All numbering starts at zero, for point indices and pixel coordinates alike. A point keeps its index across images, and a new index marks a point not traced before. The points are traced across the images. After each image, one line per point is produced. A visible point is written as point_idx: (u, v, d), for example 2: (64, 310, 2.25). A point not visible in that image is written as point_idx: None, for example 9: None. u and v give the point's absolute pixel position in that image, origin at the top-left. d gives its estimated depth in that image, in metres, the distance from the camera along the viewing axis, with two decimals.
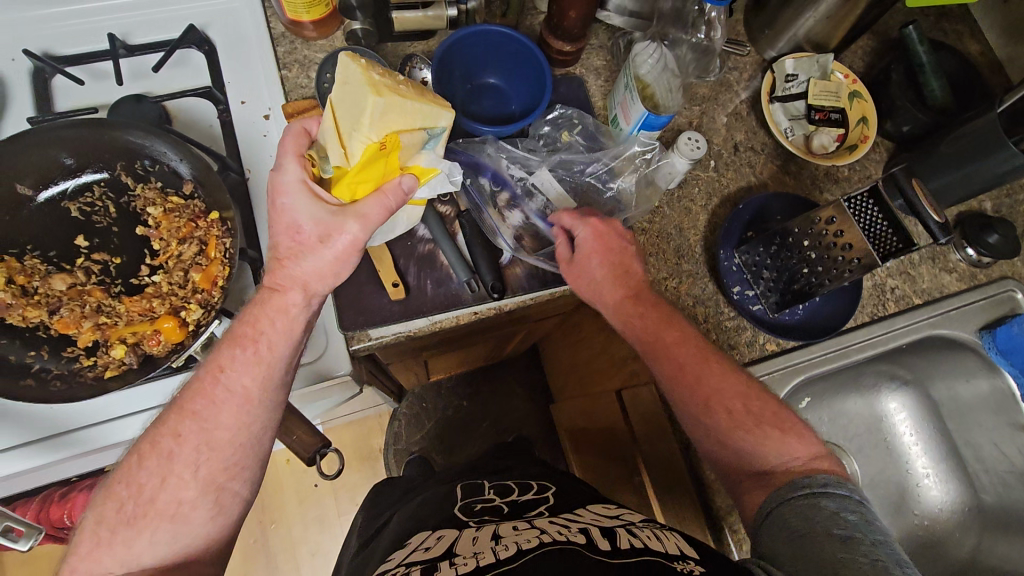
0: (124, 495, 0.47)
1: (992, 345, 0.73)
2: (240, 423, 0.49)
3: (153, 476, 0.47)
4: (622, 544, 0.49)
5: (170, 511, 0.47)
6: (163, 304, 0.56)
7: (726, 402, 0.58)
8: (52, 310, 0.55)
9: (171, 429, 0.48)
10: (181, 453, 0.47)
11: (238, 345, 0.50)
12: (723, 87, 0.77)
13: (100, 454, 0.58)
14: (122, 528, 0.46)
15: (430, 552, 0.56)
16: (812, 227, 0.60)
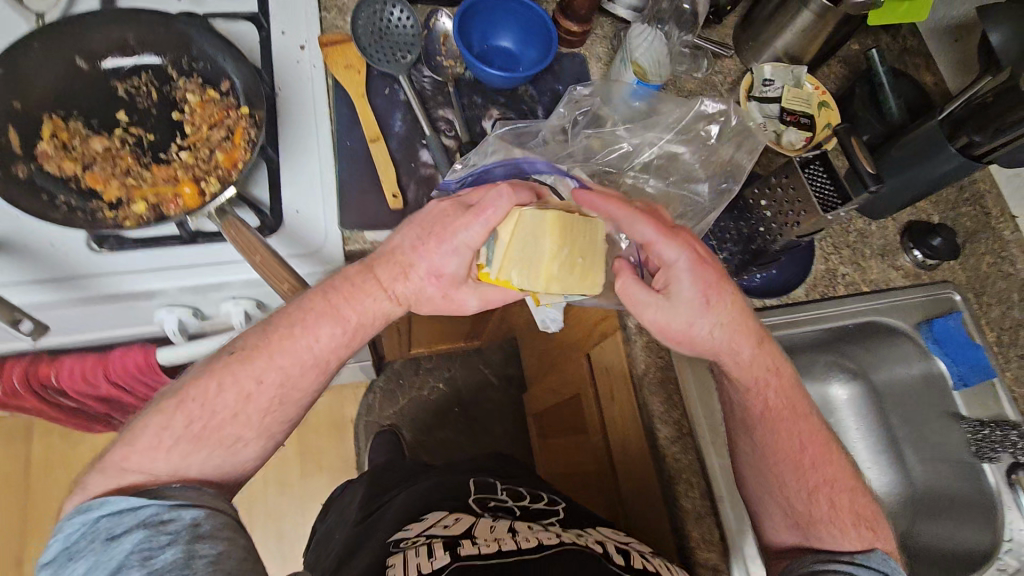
0: (191, 415, 0.53)
1: (929, 334, 0.79)
2: (319, 366, 0.56)
3: (224, 397, 0.54)
4: (633, 562, 0.61)
5: (228, 443, 0.54)
6: (186, 174, 0.62)
7: (831, 495, 0.66)
8: (85, 166, 0.61)
9: (240, 365, 0.55)
10: (251, 391, 0.54)
11: (332, 318, 0.56)
12: (709, 86, 0.87)
13: (98, 309, 0.63)
14: (184, 442, 0.53)
15: (450, 530, 0.67)
16: (769, 188, 0.68)
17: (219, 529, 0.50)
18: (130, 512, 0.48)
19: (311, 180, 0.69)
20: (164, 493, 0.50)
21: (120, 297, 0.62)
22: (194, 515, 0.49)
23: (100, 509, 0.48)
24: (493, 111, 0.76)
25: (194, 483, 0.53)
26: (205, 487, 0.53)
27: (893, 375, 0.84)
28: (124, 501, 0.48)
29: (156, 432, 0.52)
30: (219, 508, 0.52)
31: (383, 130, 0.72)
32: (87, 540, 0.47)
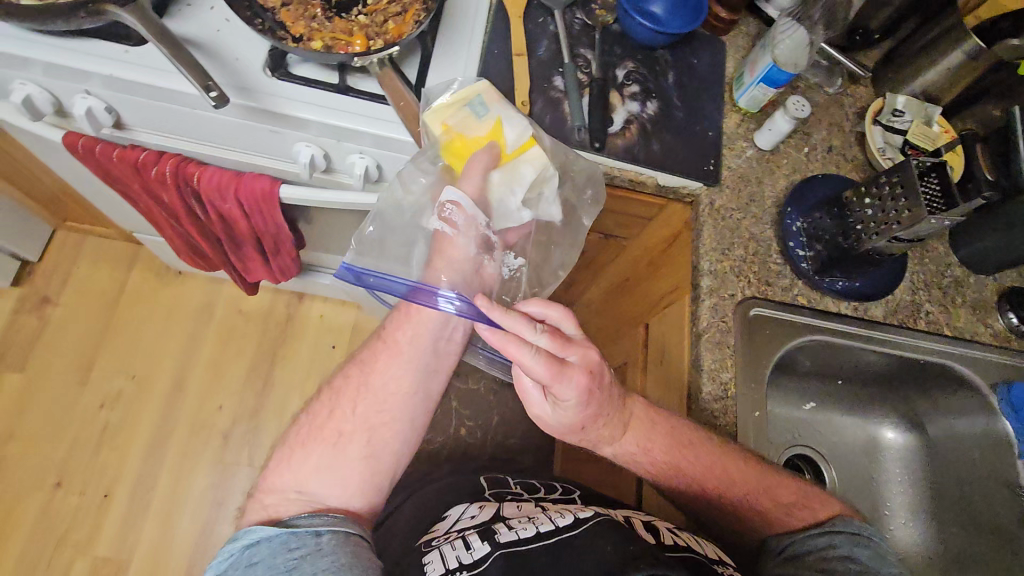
0: (311, 433, 0.67)
1: (1005, 397, 0.76)
2: (372, 386, 0.68)
3: (331, 420, 0.68)
4: (665, 539, 0.64)
5: (332, 438, 0.67)
6: (359, 31, 0.72)
7: (775, 494, 0.69)
8: (283, 5, 0.72)
9: (348, 399, 0.68)
10: (347, 396, 0.68)
11: (391, 353, 0.69)
12: (836, 104, 0.89)
13: (253, 122, 0.72)
14: (304, 450, 0.67)
15: (476, 521, 0.73)
16: (876, 188, 0.70)
17: (344, 548, 0.60)
18: (269, 540, 0.59)
19: (454, 72, 0.76)
20: (295, 521, 0.62)
21: (275, 117, 0.71)
22: (323, 539, 0.60)
23: (247, 539, 0.60)
24: (628, 64, 0.81)
25: (339, 511, 0.64)
26: (333, 514, 0.63)
27: (954, 429, 0.81)
28: (262, 531, 0.60)
29: (296, 457, 0.66)
30: (352, 533, 0.62)
31: (528, 51, 0.79)
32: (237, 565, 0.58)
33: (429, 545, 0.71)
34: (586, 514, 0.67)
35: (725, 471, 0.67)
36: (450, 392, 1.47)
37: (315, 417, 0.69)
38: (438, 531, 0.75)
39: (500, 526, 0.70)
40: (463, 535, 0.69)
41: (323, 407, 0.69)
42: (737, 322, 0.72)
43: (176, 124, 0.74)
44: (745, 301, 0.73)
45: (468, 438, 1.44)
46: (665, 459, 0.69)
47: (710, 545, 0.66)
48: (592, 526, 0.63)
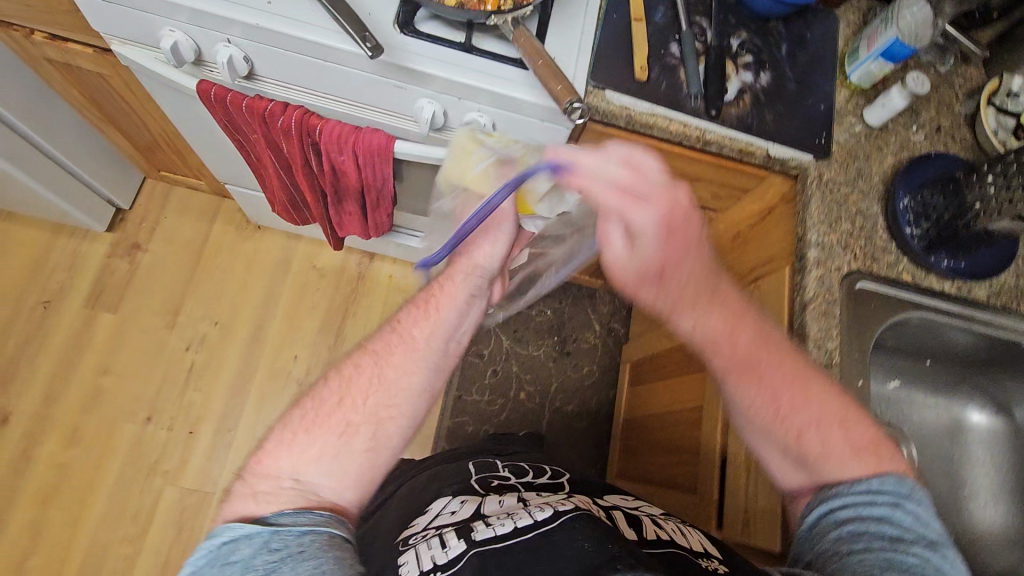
0: (312, 410, 0.57)
1: None
2: (402, 369, 0.59)
3: (338, 407, 0.57)
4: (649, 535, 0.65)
5: (339, 428, 0.56)
6: None
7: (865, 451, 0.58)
8: None
9: (351, 384, 0.58)
10: (359, 385, 0.58)
11: (423, 323, 0.61)
12: (947, 83, 0.87)
13: (382, 78, 0.75)
14: (306, 435, 0.55)
15: (456, 518, 0.69)
16: (1000, 164, 0.70)
17: (336, 548, 0.50)
18: (256, 538, 0.49)
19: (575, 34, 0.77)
20: (280, 520, 0.50)
21: (405, 72, 0.73)
22: (302, 542, 0.49)
23: (224, 534, 0.49)
24: (743, 33, 0.81)
25: (335, 500, 0.54)
26: (318, 512, 0.52)
27: None
28: (242, 528, 0.49)
29: (295, 423, 0.56)
30: (342, 535, 0.52)
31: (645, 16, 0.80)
32: (209, 567, 0.48)
33: (406, 545, 0.67)
34: (564, 506, 0.63)
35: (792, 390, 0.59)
36: (511, 357, 1.51)
37: (317, 400, 0.58)
38: (417, 529, 0.72)
39: (478, 523, 0.65)
40: (440, 534, 0.65)
41: (331, 392, 0.58)
42: (843, 294, 0.74)
43: (305, 76, 0.78)
44: (853, 274, 0.75)
45: (527, 402, 1.49)
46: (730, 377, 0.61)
47: (694, 536, 0.68)
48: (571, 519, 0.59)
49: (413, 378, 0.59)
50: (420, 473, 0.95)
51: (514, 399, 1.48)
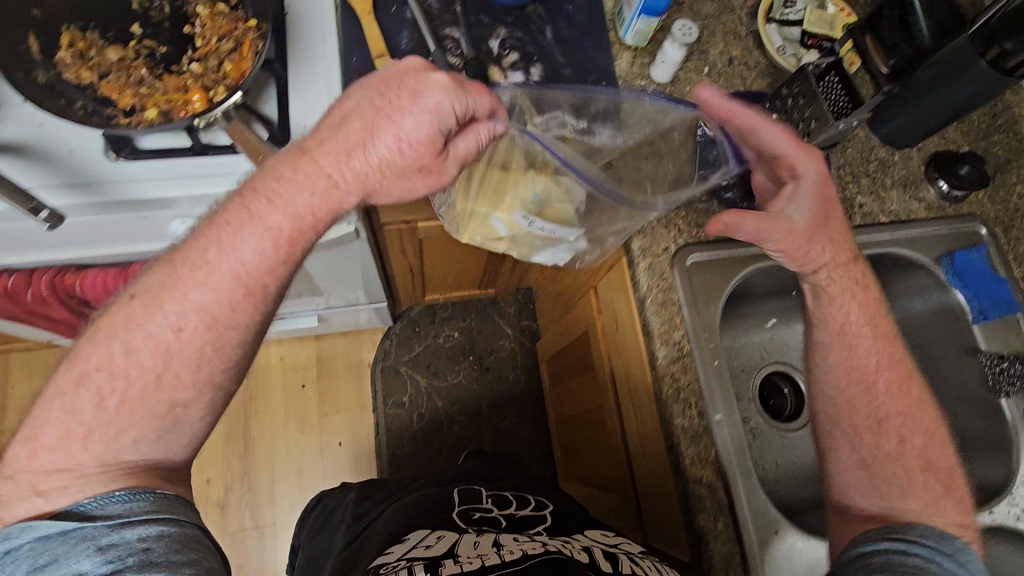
0: (113, 367, 0.48)
1: (949, 268, 0.75)
2: (216, 297, 0.49)
3: (160, 326, 0.48)
4: (620, 568, 0.63)
5: (164, 409, 0.49)
6: (196, 82, 0.64)
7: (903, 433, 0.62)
8: (101, 75, 0.63)
9: (146, 312, 0.48)
10: (143, 342, 0.48)
11: (248, 217, 0.49)
12: (727, 10, 0.83)
13: (118, 216, 0.65)
14: (122, 392, 0.48)
15: (429, 552, 0.67)
16: (780, 102, 0.65)
17: (169, 546, 0.46)
18: (66, 538, 0.44)
19: (317, 94, 0.69)
20: (93, 511, 0.46)
21: (137, 206, 0.64)
22: (146, 536, 0.45)
23: (23, 535, 0.45)
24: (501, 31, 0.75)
25: (121, 492, 0.47)
26: (162, 492, 0.48)
27: (910, 311, 0.80)
28: (54, 526, 0.45)
29: (92, 362, 0.48)
30: (182, 520, 0.48)
31: (391, 47, 0.72)
32: (14, 567, 0.44)
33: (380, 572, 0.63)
34: (533, 550, 0.65)
35: (902, 391, 0.63)
36: (433, 394, 1.46)
37: (126, 315, 0.48)
38: (393, 555, 0.68)
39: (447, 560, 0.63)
40: (410, 565, 0.63)
41: (118, 350, 0.48)
42: (675, 274, 0.70)
43: (31, 241, 0.66)
44: (678, 252, 0.71)
45: (463, 432, 1.44)
46: (845, 310, 0.63)
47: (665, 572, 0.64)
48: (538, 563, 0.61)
49: (248, 276, 0.49)
50: (402, 497, 0.88)
51: (449, 434, 1.44)
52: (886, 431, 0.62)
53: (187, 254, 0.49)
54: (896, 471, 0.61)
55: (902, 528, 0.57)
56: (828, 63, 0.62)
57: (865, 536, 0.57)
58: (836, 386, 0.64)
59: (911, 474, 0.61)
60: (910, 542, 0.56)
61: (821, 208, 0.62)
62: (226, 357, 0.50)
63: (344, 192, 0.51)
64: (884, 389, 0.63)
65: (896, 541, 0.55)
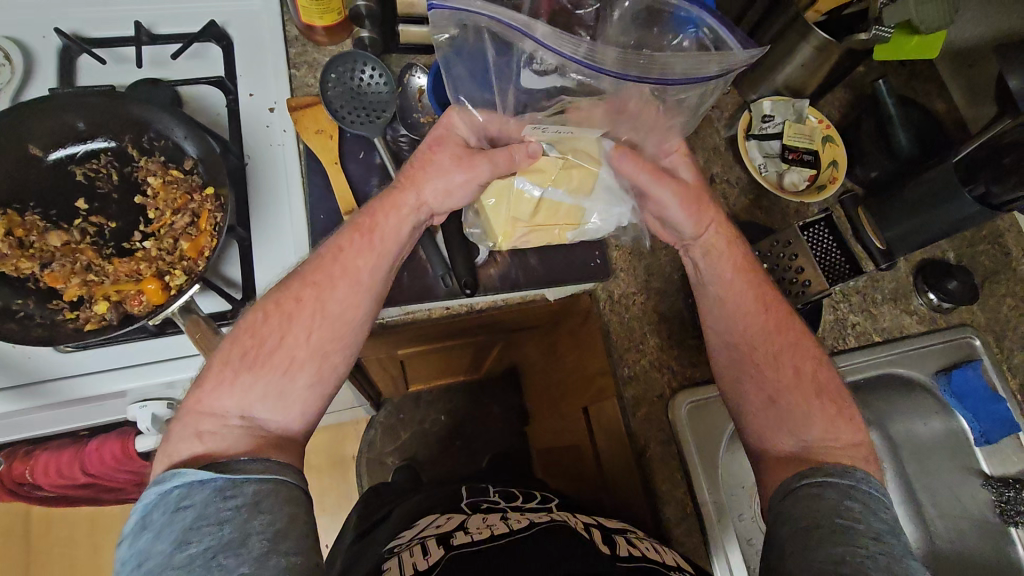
0: (247, 346, 0.51)
1: (947, 387, 0.75)
2: (351, 301, 0.54)
3: (270, 323, 0.52)
4: (621, 550, 0.56)
5: (285, 365, 0.51)
6: (149, 267, 0.59)
7: (795, 363, 0.61)
8: (44, 264, 0.58)
9: (315, 297, 0.53)
10: (296, 320, 0.52)
11: (370, 231, 0.55)
12: (705, 122, 0.81)
13: (72, 407, 0.61)
14: (245, 373, 0.50)
15: (442, 528, 0.64)
16: (771, 251, 0.66)
17: (278, 505, 0.44)
18: (203, 486, 0.43)
19: (285, 258, 0.66)
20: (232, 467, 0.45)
21: (90, 398, 0.60)
22: (259, 489, 0.44)
23: (174, 479, 0.44)
24: None
25: (260, 454, 0.47)
26: (273, 459, 0.47)
27: (914, 435, 0.78)
28: (195, 474, 0.44)
29: (220, 371, 0.50)
30: (289, 480, 0.46)
31: (359, 198, 0.68)
32: (158, 513, 0.42)
33: (388, 554, 0.61)
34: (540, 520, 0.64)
35: (776, 338, 0.61)
36: None
37: (251, 326, 0.52)
38: (405, 537, 0.65)
39: (458, 532, 0.62)
40: (421, 542, 0.61)
41: (270, 328, 0.52)
42: (676, 424, 0.67)
43: None
44: (671, 399, 0.68)
45: None
46: (736, 292, 0.62)
47: (669, 548, 0.59)
48: (540, 532, 0.58)
49: (355, 271, 0.54)
50: (407, 500, 0.84)
51: None
52: (781, 363, 0.60)
53: (317, 257, 0.55)
54: (795, 399, 0.59)
55: (827, 469, 0.55)
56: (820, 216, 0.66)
57: (787, 485, 0.55)
58: (731, 345, 0.62)
59: (811, 400, 0.59)
60: (825, 478, 0.54)
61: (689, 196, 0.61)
62: (339, 346, 0.54)
63: (422, 188, 0.56)
64: (765, 350, 0.61)
65: (812, 486, 0.53)
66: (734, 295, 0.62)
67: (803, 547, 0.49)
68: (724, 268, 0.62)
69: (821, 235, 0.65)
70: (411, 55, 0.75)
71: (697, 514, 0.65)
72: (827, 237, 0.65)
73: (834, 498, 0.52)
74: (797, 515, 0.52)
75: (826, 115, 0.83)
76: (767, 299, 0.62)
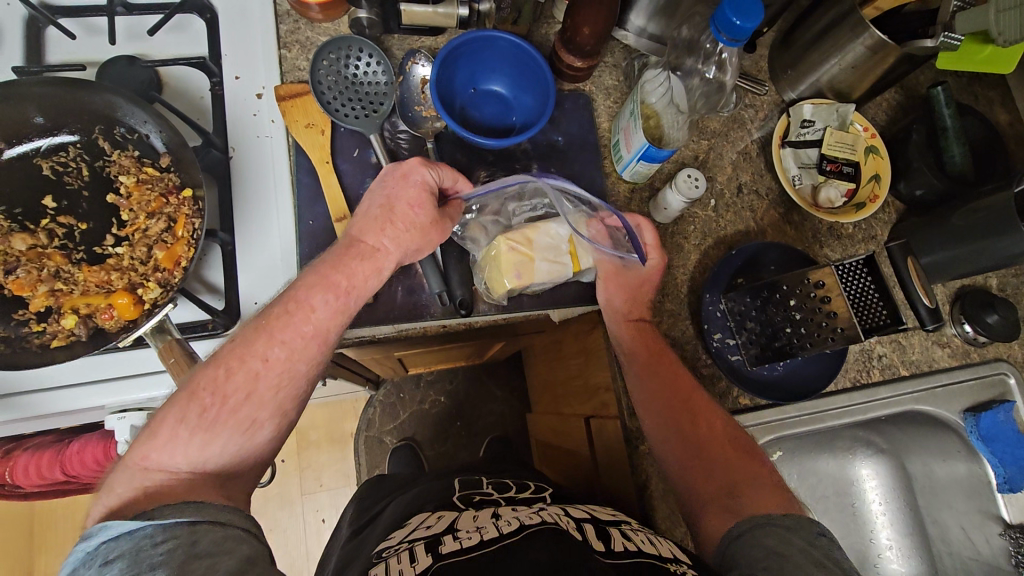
0: (208, 402, 0.46)
1: (975, 429, 0.70)
2: (292, 362, 0.49)
3: (235, 378, 0.47)
4: (615, 546, 0.48)
5: (244, 424, 0.47)
6: (121, 278, 0.55)
7: (711, 420, 0.60)
8: (8, 269, 0.53)
9: (280, 346, 0.49)
10: (253, 382, 0.48)
11: (327, 289, 0.51)
12: (736, 124, 0.73)
13: (51, 418, 0.58)
14: (201, 432, 0.45)
15: (432, 531, 0.53)
16: (801, 286, 0.60)
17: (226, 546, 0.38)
18: (133, 536, 0.37)
19: (271, 265, 0.61)
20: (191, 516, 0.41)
21: (68, 411, 0.57)
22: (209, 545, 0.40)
23: (99, 535, 0.38)
24: (481, 172, 0.66)
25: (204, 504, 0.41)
26: (212, 503, 0.41)
27: (932, 472, 0.75)
28: (123, 524, 0.38)
29: (174, 421, 0.45)
30: (227, 523, 0.40)
31: (351, 203, 0.63)
32: (84, 571, 0.36)
33: (376, 559, 0.51)
34: (533, 517, 0.52)
35: (689, 403, 0.61)
36: None
37: (210, 382, 0.46)
38: (393, 538, 0.55)
39: (447, 536, 0.51)
40: (410, 547, 0.50)
41: (234, 385, 0.47)
42: None
43: None
44: None
45: None
46: (653, 376, 0.61)
47: (667, 541, 0.50)
48: (535, 535, 0.48)
49: (320, 325, 0.51)
50: (403, 495, 0.73)
51: None
52: (699, 421, 0.60)
53: (278, 310, 0.50)
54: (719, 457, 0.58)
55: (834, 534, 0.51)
56: (859, 256, 0.60)
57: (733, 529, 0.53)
58: (654, 404, 0.60)
59: (728, 455, 0.58)
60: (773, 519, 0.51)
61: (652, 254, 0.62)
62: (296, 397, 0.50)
63: (384, 239, 0.54)
64: (690, 416, 0.60)
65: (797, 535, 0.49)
66: (655, 366, 0.62)
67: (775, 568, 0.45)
68: (635, 337, 0.63)
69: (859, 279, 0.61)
70: (414, 36, 0.68)
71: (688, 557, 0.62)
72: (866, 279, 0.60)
73: (810, 546, 0.48)
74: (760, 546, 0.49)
75: (871, 120, 0.75)
76: (676, 368, 0.62)
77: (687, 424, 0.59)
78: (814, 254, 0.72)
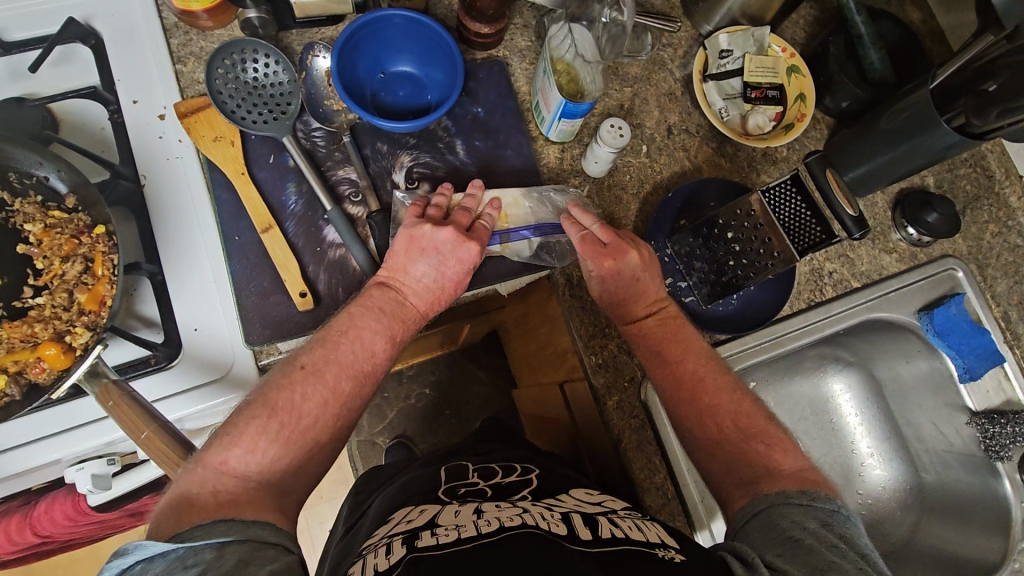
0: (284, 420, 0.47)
1: (930, 326, 0.71)
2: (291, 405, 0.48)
3: (302, 404, 0.49)
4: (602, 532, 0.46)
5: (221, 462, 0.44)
6: (46, 328, 0.53)
7: (750, 422, 0.56)
8: None
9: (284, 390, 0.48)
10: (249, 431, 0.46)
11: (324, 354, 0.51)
12: (656, 66, 0.72)
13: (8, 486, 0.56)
14: (279, 445, 0.46)
15: (413, 525, 0.53)
16: (735, 219, 0.60)
17: None
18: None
19: (203, 286, 0.60)
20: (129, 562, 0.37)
21: (24, 473, 0.55)
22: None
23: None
24: (404, 158, 0.64)
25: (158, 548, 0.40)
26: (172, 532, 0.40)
27: (898, 374, 0.77)
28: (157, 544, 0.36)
29: (256, 431, 0.46)
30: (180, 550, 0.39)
31: (276, 211, 0.61)
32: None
33: (359, 555, 0.50)
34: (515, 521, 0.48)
35: (737, 416, 0.56)
36: None
37: None
38: (376, 535, 0.54)
39: (426, 532, 0.50)
40: (389, 542, 0.49)
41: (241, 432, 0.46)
42: (650, 408, 0.64)
43: None
44: (643, 384, 0.65)
45: None
46: (686, 379, 0.58)
47: (654, 527, 0.47)
48: (513, 538, 0.44)
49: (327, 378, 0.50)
50: (390, 487, 0.73)
51: None
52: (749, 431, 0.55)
53: (288, 394, 0.48)
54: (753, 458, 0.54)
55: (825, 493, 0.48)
56: (786, 178, 0.61)
57: (740, 519, 0.49)
58: (685, 405, 0.58)
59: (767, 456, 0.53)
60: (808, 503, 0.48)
61: (638, 276, 0.60)
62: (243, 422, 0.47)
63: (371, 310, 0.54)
64: (742, 423, 0.56)
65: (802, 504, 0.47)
66: (695, 388, 0.58)
67: (790, 554, 0.42)
68: (689, 357, 0.59)
69: (788, 200, 0.60)
70: (314, 29, 0.65)
71: (678, 499, 0.63)
72: (794, 196, 0.60)
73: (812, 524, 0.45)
74: (776, 528, 0.46)
75: (789, 40, 0.75)
76: (739, 401, 0.58)
77: (720, 421, 0.56)
78: (752, 183, 0.72)
